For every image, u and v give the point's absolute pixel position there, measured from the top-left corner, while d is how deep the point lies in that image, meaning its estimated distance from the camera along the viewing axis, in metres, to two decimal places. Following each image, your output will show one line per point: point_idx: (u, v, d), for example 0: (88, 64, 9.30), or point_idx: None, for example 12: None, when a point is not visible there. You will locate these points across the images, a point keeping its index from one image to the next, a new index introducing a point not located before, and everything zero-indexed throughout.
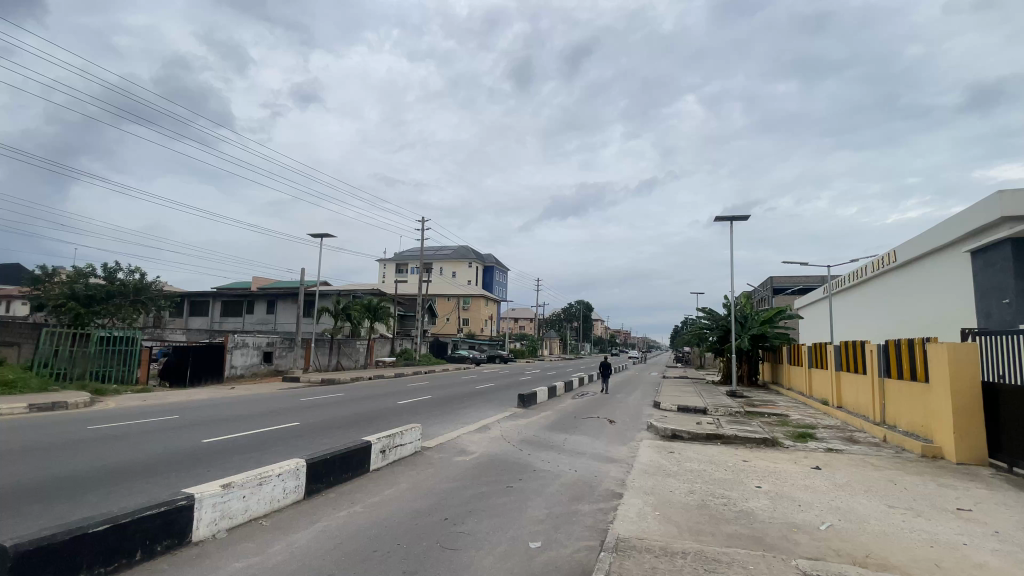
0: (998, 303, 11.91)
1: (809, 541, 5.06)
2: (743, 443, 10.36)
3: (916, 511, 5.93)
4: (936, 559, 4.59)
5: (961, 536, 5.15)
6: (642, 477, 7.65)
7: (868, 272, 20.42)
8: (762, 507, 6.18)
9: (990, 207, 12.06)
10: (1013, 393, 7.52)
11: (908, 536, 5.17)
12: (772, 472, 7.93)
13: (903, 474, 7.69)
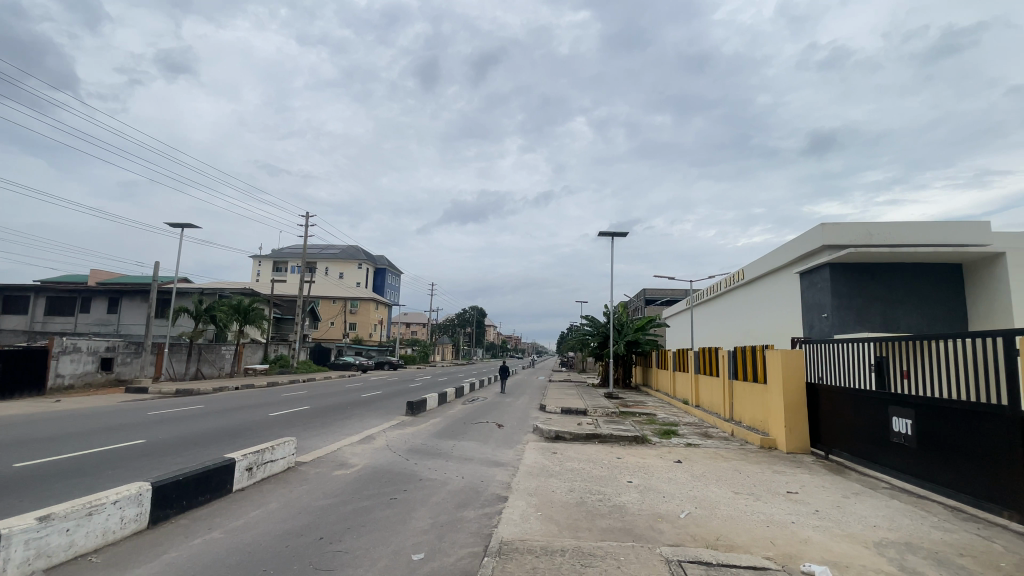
0: (819, 317, 14.14)
1: (671, 529, 5.41)
2: (618, 441, 10.99)
3: (755, 496, 6.70)
4: (770, 536, 5.13)
5: (790, 515, 5.86)
6: (526, 479, 7.69)
7: (722, 287, 23.11)
8: (632, 501, 6.53)
9: (815, 236, 14.13)
10: (829, 391, 8.89)
11: (750, 518, 5.76)
12: (641, 467, 8.48)
13: (746, 463, 8.70)
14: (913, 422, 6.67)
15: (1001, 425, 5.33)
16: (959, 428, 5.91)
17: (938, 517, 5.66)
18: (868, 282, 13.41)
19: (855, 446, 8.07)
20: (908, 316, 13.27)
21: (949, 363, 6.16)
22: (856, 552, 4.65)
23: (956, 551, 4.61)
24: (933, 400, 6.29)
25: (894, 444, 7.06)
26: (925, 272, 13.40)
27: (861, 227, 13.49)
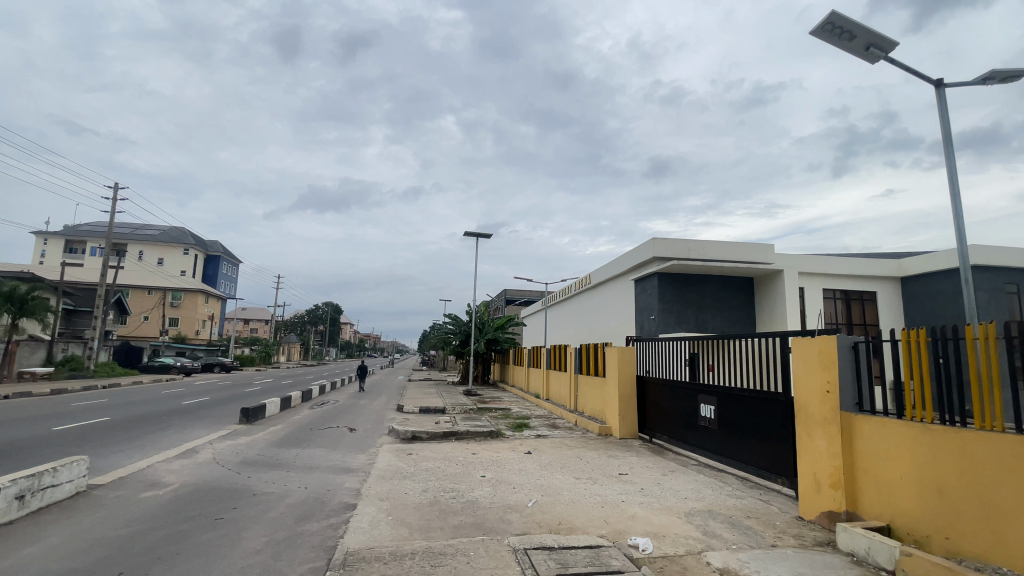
0: (648, 318, 16.08)
1: (519, 519, 5.60)
2: (473, 437, 11.12)
3: (593, 480, 7.30)
4: (604, 516, 5.61)
5: (621, 494, 6.49)
6: (376, 484, 7.29)
7: (572, 290, 24.96)
8: (484, 495, 6.62)
9: (646, 248, 15.88)
10: (654, 382, 10.09)
11: (589, 501, 6.23)
12: (494, 462, 8.67)
13: (587, 450, 9.46)
14: (715, 407, 7.88)
15: (776, 409, 6.54)
16: (748, 411, 7.12)
17: (731, 486, 6.79)
18: (685, 289, 15.67)
19: (672, 429, 9.30)
20: (714, 319, 15.81)
21: (741, 358, 7.39)
22: (672, 522, 5.31)
23: (743, 514, 5.55)
24: (730, 389, 7.48)
25: (701, 427, 8.29)
26: (726, 283, 16.11)
27: (681, 242, 15.57)
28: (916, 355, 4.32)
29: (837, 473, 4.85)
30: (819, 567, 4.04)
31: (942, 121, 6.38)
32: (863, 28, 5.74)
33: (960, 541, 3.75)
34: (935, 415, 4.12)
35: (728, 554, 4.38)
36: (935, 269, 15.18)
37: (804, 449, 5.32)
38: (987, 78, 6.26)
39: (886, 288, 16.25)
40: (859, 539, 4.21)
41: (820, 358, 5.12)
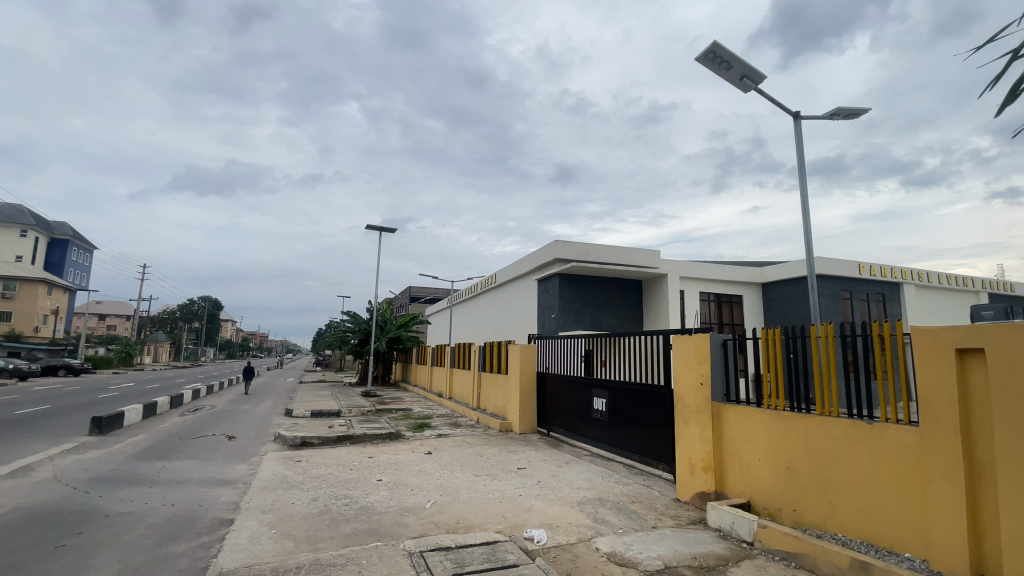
0: (549, 317, 16.65)
1: (416, 521, 5.47)
2: (370, 440, 10.66)
3: (492, 476, 7.37)
4: (501, 511, 5.68)
5: (518, 489, 6.62)
6: (258, 496, 6.66)
7: (477, 289, 25.05)
8: (380, 499, 6.37)
9: (549, 249, 16.39)
10: (553, 378, 10.44)
11: (487, 497, 6.27)
12: (392, 464, 8.38)
13: (487, 447, 9.53)
14: (607, 400, 8.36)
15: (659, 400, 7.09)
16: (635, 404, 7.65)
17: (619, 474, 7.26)
18: (583, 290, 16.47)
19: (568, 422, 9.71)
20: (608, 318, 16.82)
21: (631, 354, 7.91)
22: (565, 512, 5.52)
23: (629, 499, 5.94)
24: (620, 383, 7.99)
25: (594, 419, 8.74)
26: (620, 285, 17.22)
27: (581, 244, 16.31)
28: (773, 351, 4.91)
29: (708, 458, 5.38)
30: (692, 544, 4.45)
31: (799, 148, 7.37)
32: (738, 60, 6.43)
33: (804, 512, 4.35)
34: (786, 403, 4.74)
35: (614, 538, 4.66)
36: (789, 277, 17.52)
37: (681, 437, 5.83)
38: (833, 114, 7.34)
39: (751, 293, 18.44)
40: (725, 516, 4.71)
41: (696, 354, 5.63)
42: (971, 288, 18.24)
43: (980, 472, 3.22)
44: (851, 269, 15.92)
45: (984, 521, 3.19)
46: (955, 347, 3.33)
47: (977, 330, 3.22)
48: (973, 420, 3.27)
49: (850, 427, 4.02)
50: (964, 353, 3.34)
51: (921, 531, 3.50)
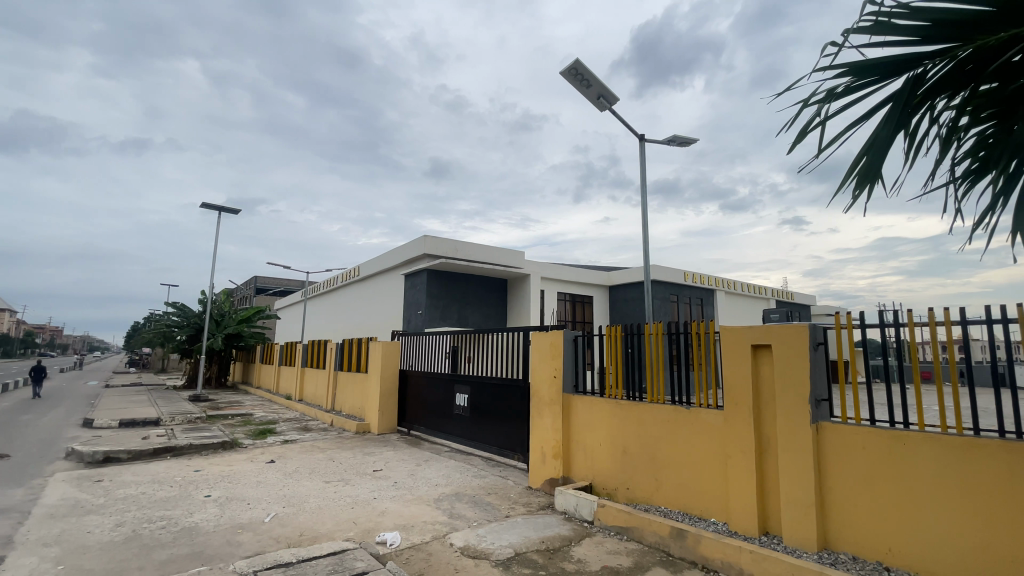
0: (415, 313, 16.31)
1: (252, 538, 4.91)
2: (199, 451, 9.30)
3: (343, 481, 6.95)
4: (352, 517, 5.37)
5: (372, 492, 6.34)
6: (39, 527, 5.36)
7: (336, 281, 23.48)
8: (208, 517, 5.58)
9: (417, 244, 15.98)
10: (416, 375, 10.24)
11: (336, 504, 5.88)
12: (224, 477, 7.40)
13: (340, 450, 8.95)
14: (468, 396, 8.45)
15: (517, 393, 7.38)
16: (495, 398, 7.85)
17: (477, 467, 7.40)
18: (450, 286, 16.46)
19: (429, 419, 9.61)
20: (473, 315, 17.05)
21: (493, 350, 8.08)
22: (420, 511, 5.43)
23: (484, 491, 6.08)
24: (482, 379, 8.13)
25: (455, 415, 8.77)
26: (485, 283, 17.57)
27: (450, 241, 16.22)
28: (615, 346, 5.42)
29: (558, 446, 5.74)
30: (540, 529, 4.71)
31: (643, 168, 8.27)
32: (596, 80, 6.95)
33: (636, 489, 4.89)
34: (624, 392, 5.26)
35: (468, 532, 4.71)
36: (632, 281, 19.62)
37: (535, 427, 6.14)
38: (670, 140, 8.38)
39: (600, 294, 20.23)
40: (570, 499, 5.07)
41: (551, 350, 5.98)
42: (763, 295, 22.36)
43: (765, 446, 3.93)
44: (679, 276, 18.44)
45: (767, 486, 3.91)
46: (752, 343, 4.02)
47: (768, 330, 3.93)
48: (762, 402, 3.98)
49: (674, 412, 4.61)
50: (757, 348, 4.05)
51: (722, 497, 4.17)
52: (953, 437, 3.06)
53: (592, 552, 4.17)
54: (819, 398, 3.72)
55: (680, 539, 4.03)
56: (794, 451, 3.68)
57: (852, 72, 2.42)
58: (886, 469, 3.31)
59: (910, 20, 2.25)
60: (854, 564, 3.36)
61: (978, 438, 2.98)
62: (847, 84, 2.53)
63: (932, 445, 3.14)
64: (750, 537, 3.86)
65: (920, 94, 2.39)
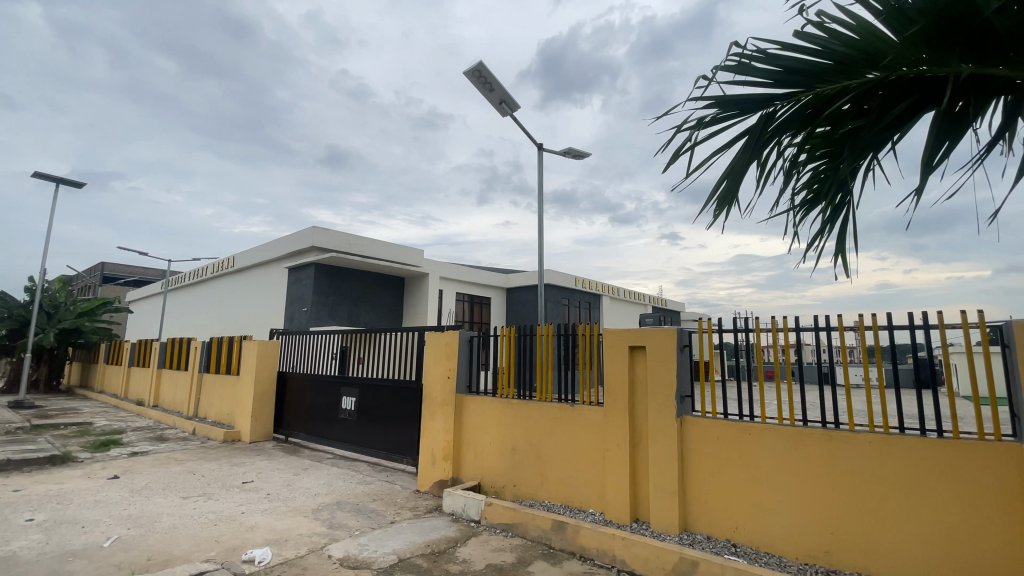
0: (299, 310, 15.18)
1: (87, 567, 4.18)
2: (15, 469, 7.71)
3: (206, 496, 6.22)
4: (215, 535, 4.82)
5: (241, 506, 5.75)
6: None
7: (206, 273, 21.01)
8: (27, 546, 4.65)
9: (305, 235, 14.90)
10: (297, 377, 9.52)
11: (196, 522, 5.24)
12: (50, 498, 6.21)
13: (204, 462, 8.00)
14: (355, 399, 8.06)
15: (408, 396, 7.21)
16: (384, 401, 7.59)
17: (362, 474, 7.08)
18: (340, 283, 15.59)
19: (311, 425, 8.98)
20: (365, 314, 16.30)
21: (383, 351, 7.79)
22: (296, 524, 5.05)
23: (369, 498, 5.83)
24: (371, 381, 7.81)
25: (340, 420, 8.31)
26: (379, 280, 16.91)
27: (342, 235, 15.37)
28: (508, 346, 5.52)
29: (448, 447, 5.70)
30: (426, 532, 4.63)
31: (540, 176, 8.55)
32: (499, 85, 7.05)
33: (522, 486, 5.02)
34: (515, 391, 5.38)
35: (349, 542, 4.48)
36: (528, 284, 20.25)
37: (426, 429, 6.02)
38: (566, 151, 8.77)
39: (497, 296, 20.53)
40: (458, 500, 5.07)
41: (446, 350, 5.93)
42: (642, 302, 24.41)
43: (639, 439, 4.26)
44: (570, 280, 19.43)
45: (639, 477, 4.25)
46: (630, 344, 4.34)
47: (644, 332, 4.27)
48: (637, 400, 4.32)
49: (560, 410, 4.81)
50: (635, 349, 4.39)
51: (600, 490, 4.45)
52: (786, 427, 3.58)
53: (477, 552, 4.19)
54: (684, 395, 4.13)
55: (560, 532, 4.22)
56: (662, 444, 4.05)
57: (718, 104, 2.66)
58: (735, 457, 3.78)
59: (766, 64, 2.53)
60: (708, 542, 3.78)
61: (804, 428, 3.52)
62: (714, 114, 2.76)
63: (770, 434, 3.64)
64: (622, 525, 4.17)
65: (771, 129, 2.62)
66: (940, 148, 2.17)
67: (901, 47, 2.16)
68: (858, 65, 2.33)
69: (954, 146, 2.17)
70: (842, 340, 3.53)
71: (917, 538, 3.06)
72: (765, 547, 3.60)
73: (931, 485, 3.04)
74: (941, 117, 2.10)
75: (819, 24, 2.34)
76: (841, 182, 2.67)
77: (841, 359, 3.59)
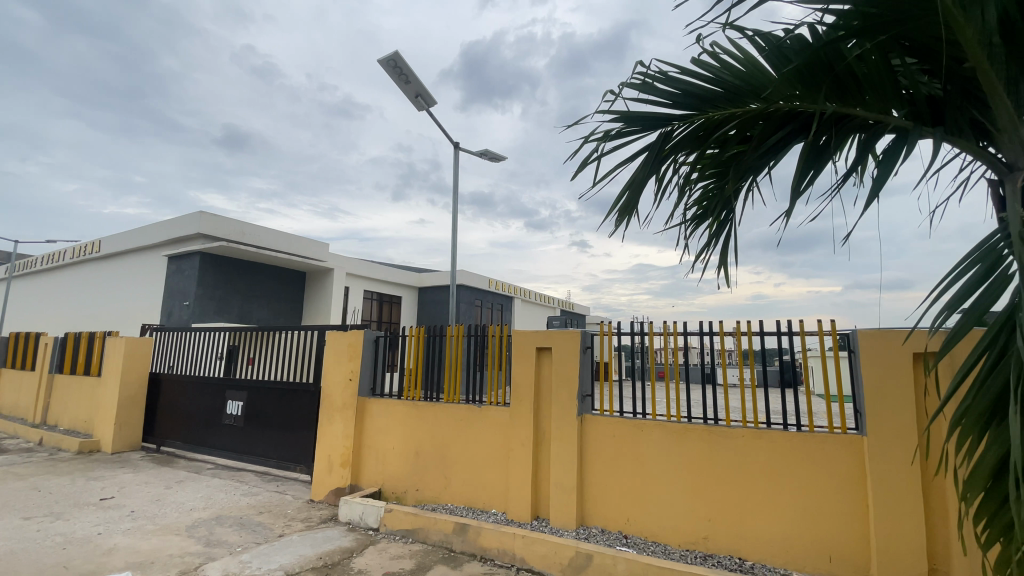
0: (180, 304, 13.59)
1: None
2: None
3: (53, 516, 5.30)
4: (63, 561, 4.12)
5: (97, 526, 4.98)
6: None
7: (63, 257, 18.08)
8: None
9: (190, 221, 13.40)
10: (173, 380, 8.50)
11: (38, 546, 4.44)
12: None
13: (51, 478, 6.84)
14: (243, 403, 7.37)
15: (304, 399, 6.74)
16: (276, 405, 7.02)
17: (248, 485, 6.48)
18: (231, 275, 14.22)
19: (189, 433, 8.06)
20: (260, 310, 15.02)
21: (277, 351, 7.22)
22: (167, 543, 4.48)
23: (255, 511, 5.35)
24: (262, 383, 7.19)
25: (225, 426, 7.56)
26: (277, 275, 15.71)
27: (234, 223, 14.05)
28: (416, 347, 5.36)
29: (346, 453, 5.40)
30: (319, 544, 4.35)
31: (455, 175, 8.47)
32: (416, 78, 6.88)
33: (424, 490, 4.91)
34: (421, 393, 5.24)
35: (229, 560, 4.06)
36: (440, 284, 20.00)
37: (323, 435, 5.65)
38: (482, 153, 8.79)
39: (408, 296, 20.01)
40: (356, 508, 4.82)
41: (347, 351, 5.61)
42: (551, 305, 25.21)
43: (541, 439, 4.35)
44: (483, 282, 19.51)
45: (541, 476, 4.33)
46: (537, 346, 4.42)
47: (550, 334, 4.37)
48: (541, 401, 4.41)
49: (466, 412, 4.78)
50: (541, 351, 4.48)
51: (502, 489, 4.48)
52: (674, 424, 3.85)
53: (373, 561, 4.01)
54: (585, 394, 4.28)
55: (462, 534, 4.17)
56: (563, 443, 4.18)
57: (622, 119, 2.78)
58: (629, 454, 3.99)
59: (666, 85, 2.70)
60: (602, 535, 3.95)
61: (689, 424, 3.81)
62: (619, 128, 2.88)
63: (660, 432, 3.89)
64: (523, 523, 4.23)
65: (669, 147, 2.79)
66: (806, 175, 2.45)
67: (779, 82, 2.41)
68: (744, 94, 2.57)
69: (818, 174, 2.45)
70: (723, 344, 3.88)
71: (778, 520, 3.45)
72: (653, 536, 3.84)
73: (790, 474, 3.44)
74: (808, 148, 2.37)
75: (713, 54, 2.54)
76: (727, 200, 2.91)
77: (723, 361, 3.94)
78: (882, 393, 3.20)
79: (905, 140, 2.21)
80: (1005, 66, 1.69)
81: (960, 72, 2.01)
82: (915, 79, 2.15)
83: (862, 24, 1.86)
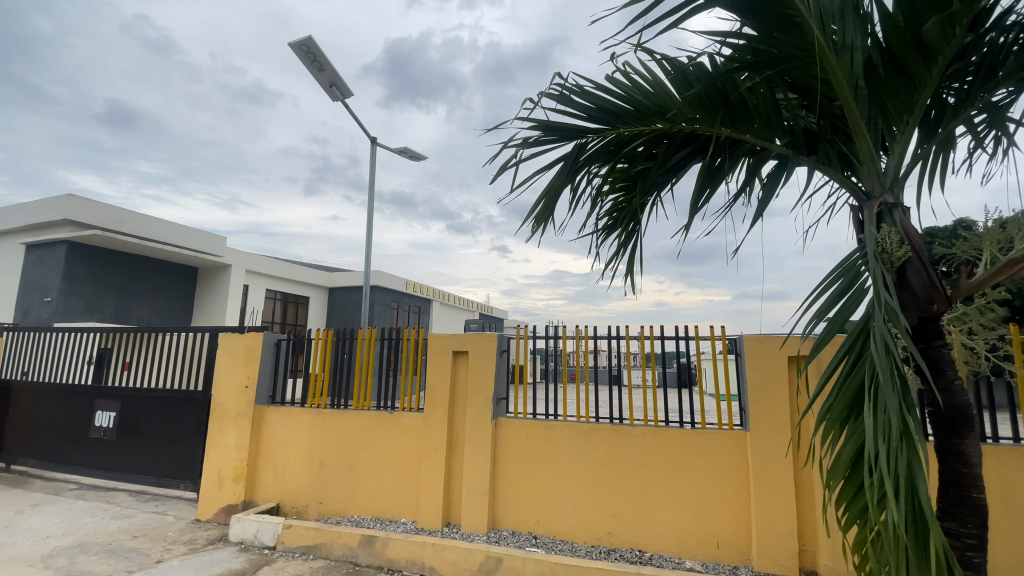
0: (39, 300, 11.70)
1: None
2: None
3: None
4: None
5: None
6: None
7: None
8: None
9: (56, 205, 11.65)
10: (27, 389, 7.28)
11: None
12: None
13: None
14: (116, 414, 6.49)
15: (191, 409, 6.09)
16: (158, 415, 6.26)
17: (121, 506, 5.70)
18: (107, 269, 12.55)
19: (46, 450, 6.94)
20: (141, 309, 13.34)
21: (161, 355, 6.46)
22: None
23: (128, 535, 4.71)
24: (141, 391, 6.39)
25: (92, 440, 6.61)
26: (163, 269, 14.16)
27: (113, 210, 12.43)
28: (324, 350, 5.04)
29: (240, 467, 4.95)
30: (205, 568, 3.93)
31: (372, 172, 8.16)
32: (330, 66, 6.53)
33: (329, 503, 4.64)
34: (327, 400, 4.94)
35: None
36: (353, 285, 19.16)
37: (212, 448, 5.13)
38: (400, 151, 8.54)
39: (317, 296, 18.92)
40: (249, 526, 4.43)
41: (244, 355, 5.15)
42: (469, 309, 25.12)
43: (454, 444, 4.29)
44: (400, 284, 18.99)
45: (452, 481, 4.27)
46: (452, 349, 4.37)
47: (466, 338, 4.34)
48: (455, 405, 4.35)
49: (376, 419, 4.59)
50: (456, 354, 4.43)
51: (412, 496, 4.35)
52: (582, 424, 3.98)
53: None
54: (499, 397, 4.30)
55: (368, 547, 3.98)
56: (476, 447, 4.15)
57: (540, 128, 2.82)
58: (539, 455, 4.06)
59: (582, 99, 2.79)
60: (512, 538, 3.97)
61: (596, 424, 3.96)
62: (537, 137, 2.92)
63: (570, 432, 4.01)
64: (433, 531, 4.13)
65: (583, 159, 2.89)
66: (703, 193, 2.66)
67: (682, 105, 2.59)
68: (651, 114, 2.73)
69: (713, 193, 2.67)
70: (628, 347, 4.10)
71: (674, 512, 3.68)
72: (561, 534, 3.93)
73: (685, 468, 3.69)
74: (706, 168, 2.57)
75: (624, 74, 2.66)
76: (633, 212, 3.06)
77: (630, 364, 4.14)
78: (763, 392, 3.55)
79: (785, 166, 2.47)
80: (865, 105, 1.96)
81: (830, 109, 2.29)
82: (794, 112, 2.42)
83: (755, 57, 2.05)
